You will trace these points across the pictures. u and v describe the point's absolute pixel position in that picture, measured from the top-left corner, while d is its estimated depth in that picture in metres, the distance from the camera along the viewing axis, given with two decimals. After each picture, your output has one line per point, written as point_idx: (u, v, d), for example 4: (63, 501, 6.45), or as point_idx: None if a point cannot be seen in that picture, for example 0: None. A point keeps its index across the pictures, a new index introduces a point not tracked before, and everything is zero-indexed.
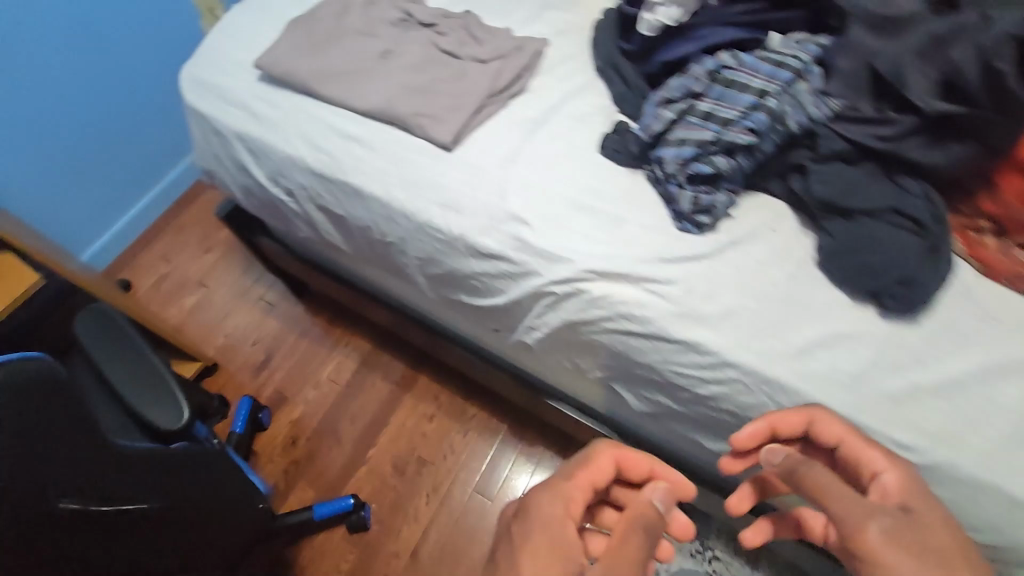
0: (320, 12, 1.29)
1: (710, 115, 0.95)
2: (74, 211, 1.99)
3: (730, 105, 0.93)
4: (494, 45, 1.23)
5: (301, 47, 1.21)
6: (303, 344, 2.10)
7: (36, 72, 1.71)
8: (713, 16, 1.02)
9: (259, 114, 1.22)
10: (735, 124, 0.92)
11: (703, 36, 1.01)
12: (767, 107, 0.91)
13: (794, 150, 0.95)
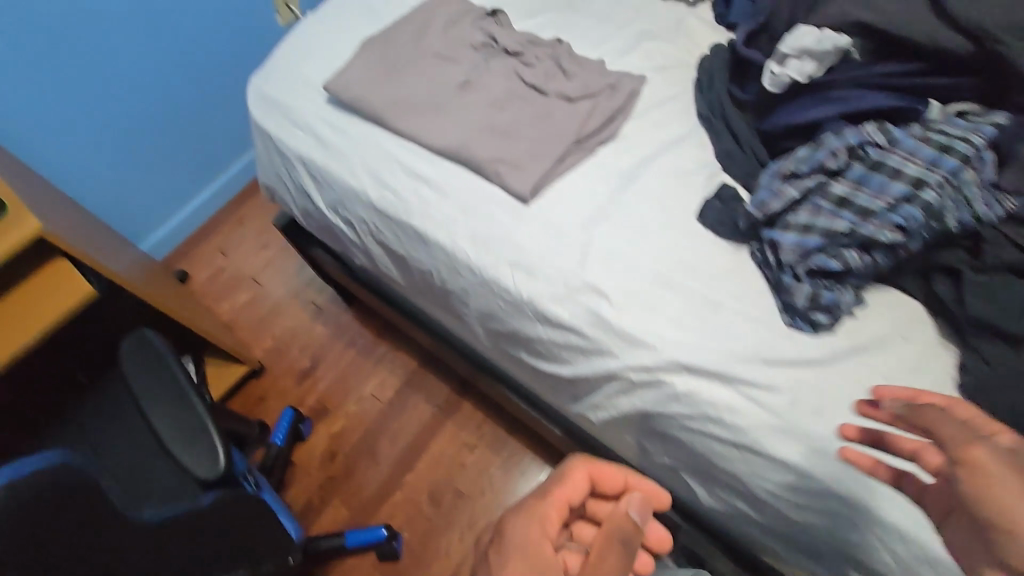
0: (399, 32, 1.19)
1: (844, 202, 0.81)
2: (140, 200, 1.99)
3: (872, 193, 0.79)
4: (584, 81, 1.10)
5: (375, 72, 1.12)
6: (350, 352, 2.04)
7: (109, 55, 1.69)
8: (851, 75, 0.86)
9: (324, 140, 1.14)
10: (875, 218, 0.78)
11: (841, 97, 0.86)
12: (919, 203, 0.76)
13: (947, 251, 0.80)
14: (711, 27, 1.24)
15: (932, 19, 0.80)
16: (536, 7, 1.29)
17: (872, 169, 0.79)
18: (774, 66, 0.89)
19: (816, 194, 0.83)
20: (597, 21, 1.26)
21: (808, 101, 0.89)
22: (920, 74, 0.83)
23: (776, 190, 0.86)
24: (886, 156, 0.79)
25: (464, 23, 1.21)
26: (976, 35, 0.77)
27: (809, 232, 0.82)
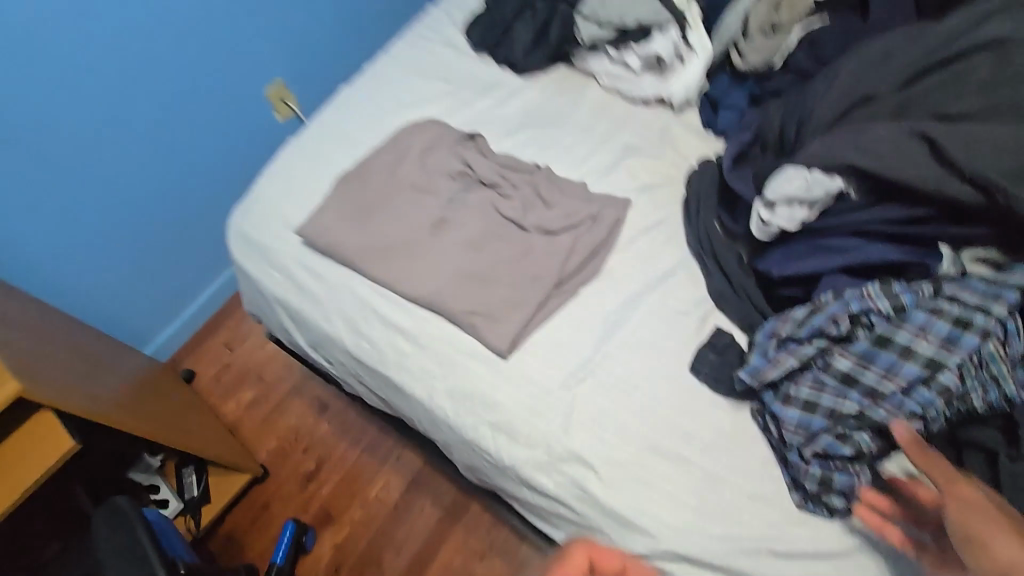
0: (375, 163, 1.16)
1: (851, 379, 0.75)
2: (100, 293, 1.44)
3: (882, 371, 0.73)
4: (565, 211, 1.04)
5: (350, 212, 1.09)
6: (358, 450, 1.57)
7: (130, 109, 1.31)
8: (850, 220, 0.78)
9: (302, 286, 1.10)
10: (887, 400, 0.73)
11: (836, 248, 0.78)
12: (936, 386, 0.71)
13: (975, 428, 0.71)
14: (698, 135, 1.18)
15: (935, 165, 0.72)
16: (516, 122, 1.25)
17: (881, 344, 0.73)
18: (762, 211, 0.81)
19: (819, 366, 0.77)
20: (579, 135, 1.21)
21: (801, 249, 0.81)
22: (923, 222, 0.75)
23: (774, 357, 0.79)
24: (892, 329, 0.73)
25: (440, 149, 1.17)
26: (983, 183, 0.70)
27: (815, 410, 0.76)
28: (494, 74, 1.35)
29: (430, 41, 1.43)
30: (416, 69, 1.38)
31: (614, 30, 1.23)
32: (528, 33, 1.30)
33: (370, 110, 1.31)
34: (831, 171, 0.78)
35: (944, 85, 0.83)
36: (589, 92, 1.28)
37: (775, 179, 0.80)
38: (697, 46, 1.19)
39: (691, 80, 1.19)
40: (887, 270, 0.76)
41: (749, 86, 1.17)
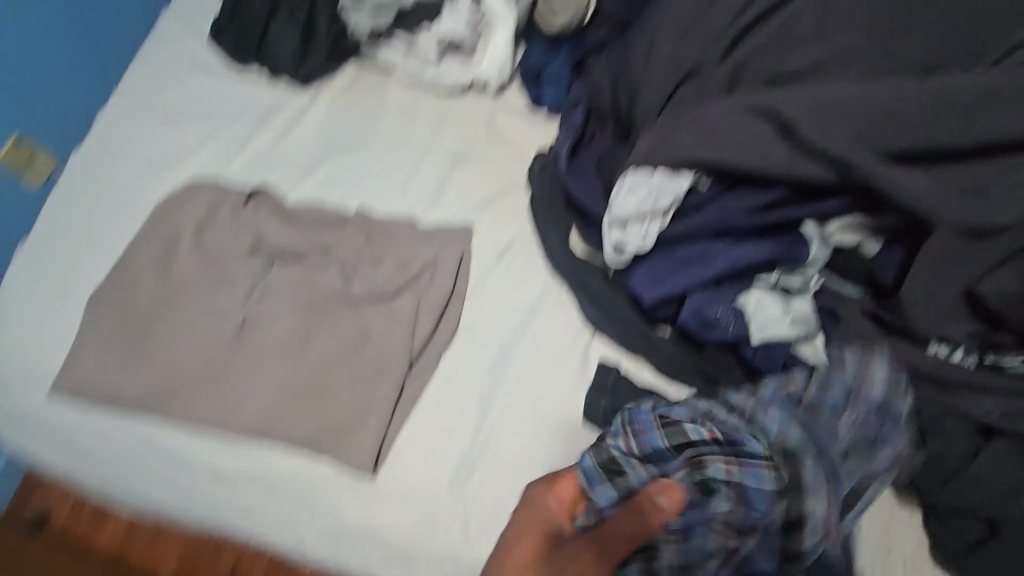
0: (138, 263, 0.88)
1: (676, 450, 0.65)
2: None
3: (713, 467, 0.63)
4: (397, 264, 0.85)
5: (122, 345, 0.82)
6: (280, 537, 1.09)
7: None
8: (711, 218, 0.68)
9: (89, 452, 0.83)
10: (694, 495, 0.63)
11: (700, 255, 0.68)
12: (751, 505, 0.62)
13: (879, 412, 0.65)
14: (527, 118, 1.00)
15: (781, 146, 0.64)
16: (312, 154, 1.00)
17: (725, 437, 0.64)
18: (618, 231, 0.69)
19: (651, 437, 0.66)
20: (393, 152, 0.99)
21: (664, 264, 0.70)
22: (781, 204, 0.67)
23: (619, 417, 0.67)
24: (778, 328, 0.65)
25: (221, 220, 0.90)
26: (837, 159, 0.62)
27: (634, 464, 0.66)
28: (267, 94, 1.06)
29: (171, 67, 1.10)
30: (163, 111, 1.06)
31: (393, 12, 0.99)
32: (291, 38, 1.03)
33: (116, 185, 0.99)
34: (678, 169, 0.67)
35: (773, 44, 0.71)
36: (390, 92, 1.05)
37: (621, 188, 0.68)
38: (495, 12, 0.96)
39: (500, 58, 0.98)
40: (757, 268, 0.68)
41: (568, 51, 0.96)
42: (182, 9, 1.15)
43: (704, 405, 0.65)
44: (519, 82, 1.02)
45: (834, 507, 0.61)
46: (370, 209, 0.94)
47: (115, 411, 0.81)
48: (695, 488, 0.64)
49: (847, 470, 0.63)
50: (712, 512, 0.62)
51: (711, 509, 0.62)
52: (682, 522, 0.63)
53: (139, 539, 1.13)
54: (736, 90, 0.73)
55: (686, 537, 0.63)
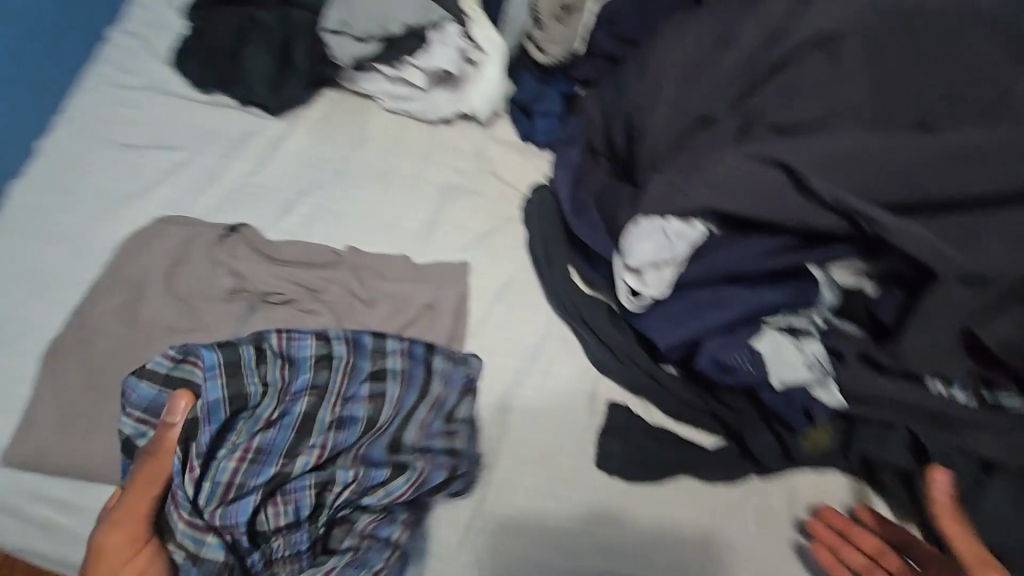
0: (101, 311, 0.80)
1: (295, 396, 0.71)
2: None
3: (333, 424, 0.70)
4: (393, 306, 0.81)
5: (88, 404, 0.74)
6: None
7: None
8: (719, 262, 0.71)
9: (41, 525, 0.72)
10: (300, 438, 0.69)
11: (714, 300, 0.71)
12: (325, 461, 0.69)
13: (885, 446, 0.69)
14: (517, 150, 0.99)
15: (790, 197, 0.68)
16: (291, 186, 0.95)
17: (372, 369, 0.73)
18: (632, 279, 0.72)
19: (211, 364, 0.68)
20: (379, 185, 0.95)
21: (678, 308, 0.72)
22: (788, 249, 0.71)
23: (309, 335, 0.74)
24: (795, 371, 0.68)
25: (194, 260, 0.83)
26: (846, 211, 0.66)
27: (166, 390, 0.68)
28: (237, 122, 1.00)
29: (127, 90, 1.01)
30: (120, 139, 0.98)
31: (380, 41, 0.95)
32: (265, 64, 0.97)
33: (68, 221, 0.90)
34: (690, 217, 0.71)
35: (782, 96, 0.74)
36: (373, 121, 1.01)
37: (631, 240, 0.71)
38: (485, 43, 0.95)
39: (492, 88, 0.96)
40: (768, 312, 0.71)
41: (558, 84, 0.99)
42: (137, 29, 1.07)
43: (303, 381, 0.71)
44: (508, 113, 1.01)
45: (417, 491, 0.68)
46: (358, 246, 0.90)
47: (78, 478, 0.73)
48: (243, 456, 0.67)
49: (376, 495, 0.68)
50: (276, 455, 0.68)
51: (244, 476, 0.67)
52: (202, 449, 0.65)
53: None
54: (746, 137, 0.73)
55: (195, 433, 0.66)
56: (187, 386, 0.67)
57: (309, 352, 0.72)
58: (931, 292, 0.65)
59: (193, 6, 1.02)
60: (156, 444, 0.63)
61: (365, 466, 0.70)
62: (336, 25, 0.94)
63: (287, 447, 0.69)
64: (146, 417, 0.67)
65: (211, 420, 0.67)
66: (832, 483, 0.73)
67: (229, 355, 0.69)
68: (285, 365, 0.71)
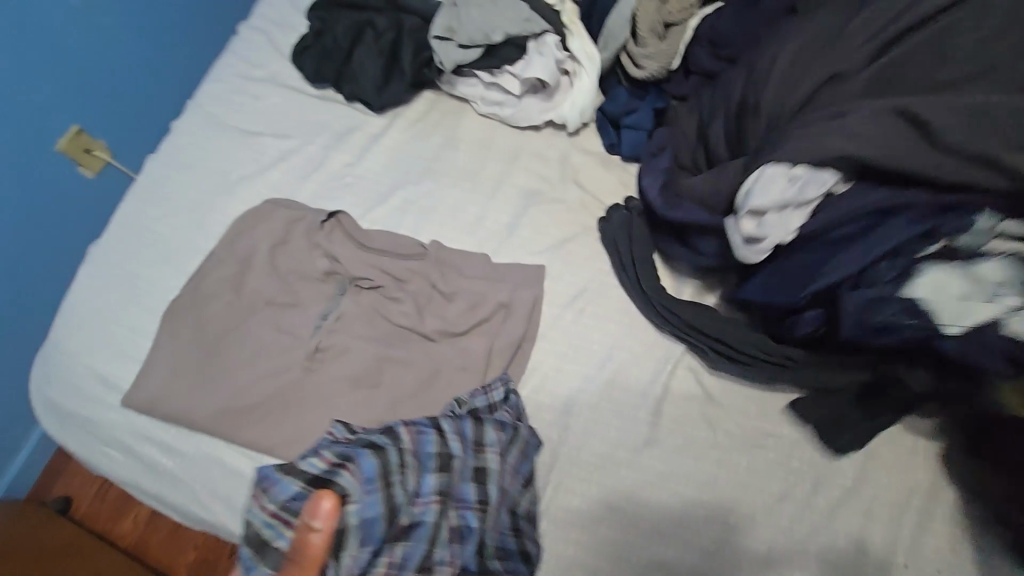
0: (214, 279, 0.89)
1: (422, 499, 0.68)
2: None
3: (449, 521, 0.68)
4: (470, 303, 0.85)
5: (195, 361, 0.83)
6: None
7: None
8: (846, 211, 0.69)
9: (148, 462, 0.82)
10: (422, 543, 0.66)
11: (847, 240, 0.70)
12: (456, 560, 0.68)
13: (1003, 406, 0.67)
14: (602, 162, 1.01)
15: (930, 148, 0.65)
16: (385, 180, 1.01)
17: (475, 467, 0.72)
18: (750, 225, 0.73)
19: (368, 468, 0.65)
20: (466, 185, 0.99)
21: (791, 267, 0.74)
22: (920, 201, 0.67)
23: (433, 429, 0.72)
24: (961, 312, 0.64)
25: (296, 241, 0.91)
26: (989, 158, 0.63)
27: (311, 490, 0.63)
28: (343, 117, 1.07)
29: (250, 81, 1.12)
30: (241, 126, 1.08)
31: (482, 49, 0.99)
32: (374, 64, 1.04)
33: (192, 196, 1.01)
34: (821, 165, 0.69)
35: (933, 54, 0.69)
36: (466, 124, 1.06)
37: (754, 189, 0.71)
38: (581, 54, 0.99)
39: (584, 99, 0.98)
40: (910, 244, 0.67)
41: (650, 98, 0.99)
42: (264, 25, 1.17)
43: (431, 482, 0.68)
44: (596, 124, 1.03)
45: None
46: (442, 241, 0.95)
47: (183, 428, 0.81)
48: (359, 544, 0.61)
49: None
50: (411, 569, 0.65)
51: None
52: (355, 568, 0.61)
53: (161, 528, 1.13)
54: (885, 91, 0.71)
55: (344, 542, 0.61)
56: (331, 489, 0.63)
57: (433, 449, 0.70)
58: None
59: (315, 7, 1.11)
60: (299, 551, 0.46)
61: (495, 533, 0.71)
62: (443, 31, 0.99)
63: (419, 564, 0.66)
64: (281, 514, 0.62)
65: (365, 535, 0.62)
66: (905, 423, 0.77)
67: (376, 461, 0.66)
68: (434, 468, 0.69)
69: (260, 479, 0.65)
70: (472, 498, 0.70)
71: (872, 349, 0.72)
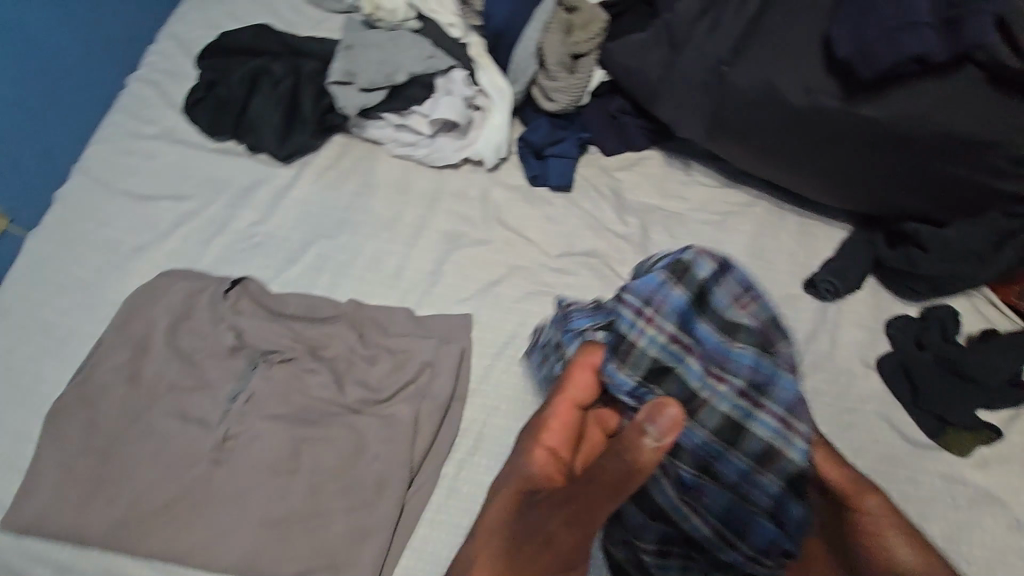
0: (108, 368, 0.80)
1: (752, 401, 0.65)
2: None
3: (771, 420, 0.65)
4: (394, 364, 0.80)
5: (88, 466, 0.74)
6: None
7: None
8: (799, 147, 0.80)
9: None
10: (772, 433, 0.64)
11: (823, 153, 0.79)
12: (772, 406, 0.65)
13: (899, 89, 0.72)
14: (524, 195, 0.96)
15: (793, 71, 0.77)
16: (297, 236, 0.94)
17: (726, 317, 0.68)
18: None
19: (701, 336, 0.67)
20: (384, 234, 0.94)
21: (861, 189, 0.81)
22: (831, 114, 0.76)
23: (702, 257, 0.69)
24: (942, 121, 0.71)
25: (198, 315, 0.83)
26: (837, 66, 0.74)
27: (675, 366, 0.66)
28: (246, 170, 1.00)
29: (140, 140, 1.03)
30: (134, 190, 0.99)
31: (384, 91, 0.95)
32: (272, 113, 0.98)
33: (82, 273, 0.91)
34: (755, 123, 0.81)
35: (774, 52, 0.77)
36: (378, 168, 1.00)
37: None
38: (490, 89, 0.95)
39: (497, 137, 0.95)
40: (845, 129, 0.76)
41: (575, 130, 0.97)
42: (151, 76, 1.08)
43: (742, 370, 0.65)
44: (517, 156, 0.99)
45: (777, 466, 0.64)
46: (360, 299, 0.89)
47: (74, 546, 0.72)
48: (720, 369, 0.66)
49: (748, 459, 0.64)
50: (781, 403, 0.65)
51: (659, 495, 0.63)
52: (698, 389, 0.66)
53: None
54: (748, 68, 0.78)
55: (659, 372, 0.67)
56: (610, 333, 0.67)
57: (708, 271, 0.68)
58: (843, 28, 0.72)
59: (205, 56, 1.03)
60: (624, 446, 0.50)
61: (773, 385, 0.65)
62: (342, 76, 0.95)
63: (787, 404, 0.65)
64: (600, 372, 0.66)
65: (693, 411, 0.66)
66: (974, 298, 0.84)
67: (753, 341, 0.67)
68: (716, 273, 0.68)
69: (615, 339, 0.67)
70: (736, 315, 0.68)
71: (942, 207, 0.78)
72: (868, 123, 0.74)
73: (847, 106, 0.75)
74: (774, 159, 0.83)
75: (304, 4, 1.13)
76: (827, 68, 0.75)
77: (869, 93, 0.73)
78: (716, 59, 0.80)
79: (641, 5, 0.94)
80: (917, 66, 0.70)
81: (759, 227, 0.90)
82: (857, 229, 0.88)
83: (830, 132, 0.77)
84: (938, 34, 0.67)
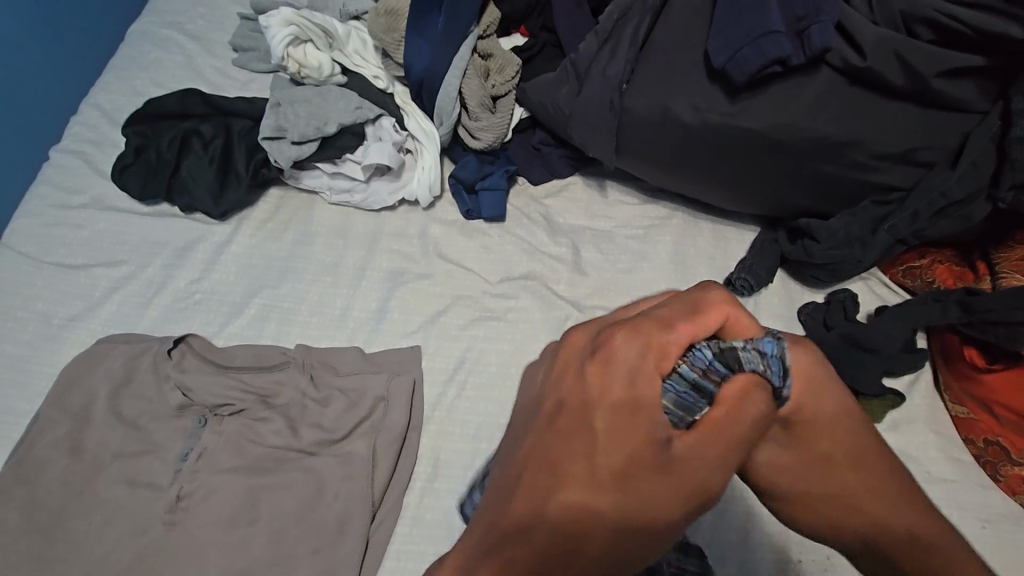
0: (47, 443, 0.78)
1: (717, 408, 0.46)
2: None
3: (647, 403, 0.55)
4: (346, 403, 0.81)
5: (32, 548, 0.72)
6: None
7: None
8: (698, 152, 0.87)
9: None
10: None
11: (718, 155, 0.86)
12: None
13: (772, 85, 0.81)
14: (459, 228, 1.01)
15: (683, 86, 0.85)
16: (239, 289, 0.95)
17: None
18: None
19: None
20: (327, 279, 0.97)
21: (762, 185, 0.88)
22: (721, 114, 0.83)
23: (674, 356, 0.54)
24: (812, 116, 0.80)
25: (140, 378, 0.82)
26: (713, 72, 0.83)
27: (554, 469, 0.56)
28: (181, 231, 1.00)
29: (68, 210, 1.02)
30: (63, 260, 0.97)
31: (316, 142, 0.98)
32: (204, 173, 0.99)
33: (15, 352, 0.90)
34: (656, 132, 0.88)
35: (662, 72, 0.86)
36: (316, 216, 1.03)
37: None
38: (419, 133, 1.01)
39: (430, 176, 1.00)
40: (732, 129, 0.83)
41: (501, 162, 1.03)
42: (76, 147, 1.08)
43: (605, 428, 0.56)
44: (450, 192, 1.04)
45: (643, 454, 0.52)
46: (310, 344, 0.91)
47: None
48: None
49: None
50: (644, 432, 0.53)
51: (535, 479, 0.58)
52: None
53: None
54: (642, 89, 0.87)
55: None
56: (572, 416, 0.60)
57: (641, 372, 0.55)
58: (714, 41, 0.81)
59: (132, 122, 1.04)
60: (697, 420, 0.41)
61: None
62: (273, 131, 0.99)
63: None
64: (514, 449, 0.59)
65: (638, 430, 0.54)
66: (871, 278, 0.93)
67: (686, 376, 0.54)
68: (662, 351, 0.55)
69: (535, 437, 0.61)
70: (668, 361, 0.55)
71: (828, 195, 0.86)
72: (752, 122, 0.82)
73: (730, 107, 0.83)
74: (678, 166, 0.90)
75: (229, 66, 1.17)
76: (707, 75, 0.84)
77: (747, 96, 0.82)
78: (614, 82, 0.88)
79: (549, 47, 1.02)
80: (781, 68, 0.79)
81: (677, 236, 0.99)
82: (763, 229, 0.97)
83: (721, 133, 0.84)
84: (792, 40, 0.77)
